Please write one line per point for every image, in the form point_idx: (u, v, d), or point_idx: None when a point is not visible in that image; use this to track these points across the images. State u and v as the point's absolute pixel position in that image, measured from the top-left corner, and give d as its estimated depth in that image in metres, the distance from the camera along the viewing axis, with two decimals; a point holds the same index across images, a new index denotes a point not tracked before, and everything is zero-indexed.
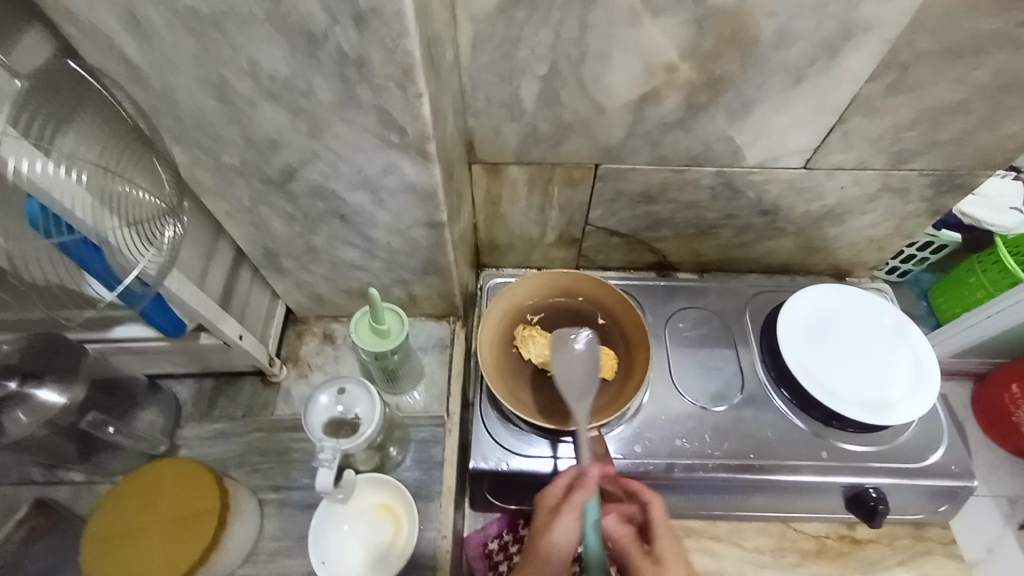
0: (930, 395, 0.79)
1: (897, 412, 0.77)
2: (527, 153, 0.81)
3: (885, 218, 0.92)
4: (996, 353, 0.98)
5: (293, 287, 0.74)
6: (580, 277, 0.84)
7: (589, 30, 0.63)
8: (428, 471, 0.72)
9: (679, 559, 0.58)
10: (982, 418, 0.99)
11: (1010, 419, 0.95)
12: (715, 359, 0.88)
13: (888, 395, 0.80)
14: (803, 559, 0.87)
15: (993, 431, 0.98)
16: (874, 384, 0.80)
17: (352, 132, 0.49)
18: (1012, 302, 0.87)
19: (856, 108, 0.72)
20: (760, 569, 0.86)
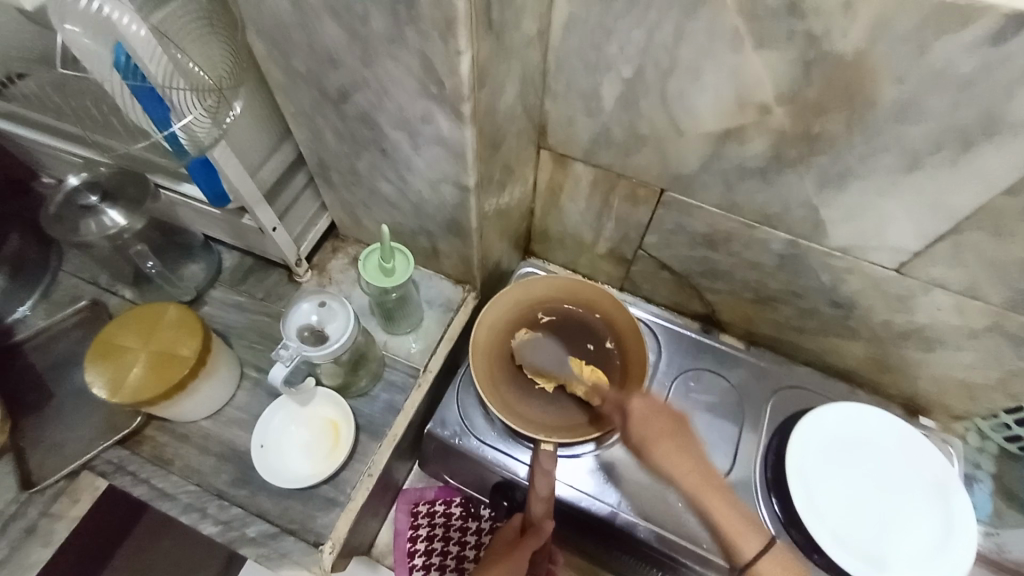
0: None
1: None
2: (595, 154, 0.78)
3: (986, 364, 0.77)
4: None
5: (338, 204, 0.80)
6: (603, 294, 0.82)
7: (684, 43, 0.58)
8: (384, 411, 0.75)
9: (687, 474, 0.66)
10: None
11: None
12: (714, 432, 0.80)
13: (899, 555, 0.67)
14: None
15: None
16: (886, 539, 0.68)
17: (398, 70, 0.51)
18: None
19: (977, 220, 0.60)
20: None
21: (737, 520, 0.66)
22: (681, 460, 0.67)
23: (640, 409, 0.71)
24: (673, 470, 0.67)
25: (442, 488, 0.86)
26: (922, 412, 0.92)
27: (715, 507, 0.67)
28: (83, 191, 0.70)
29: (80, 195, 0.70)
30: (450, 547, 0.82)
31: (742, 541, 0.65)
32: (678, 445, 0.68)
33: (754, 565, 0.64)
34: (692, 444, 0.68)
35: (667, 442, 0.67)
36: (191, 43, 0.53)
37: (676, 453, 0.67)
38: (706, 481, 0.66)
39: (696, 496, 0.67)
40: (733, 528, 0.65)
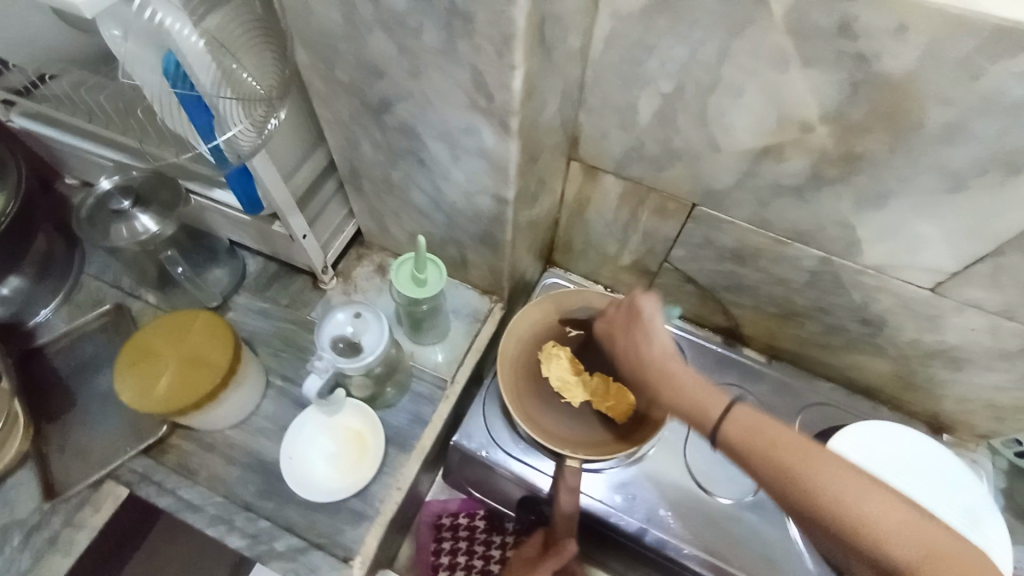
0: None
1: None
2: (626, 167, 0.78)
3: (1016, 385, 0.76)
4: None
5: (366, 212, 0.80)
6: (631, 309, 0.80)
7: (728, 61, 0.58)
8: (411, 423, 0.75)
9: (646, 345, 0.63)
10: None
11: None
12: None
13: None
14: None
15: None
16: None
17: (446, 83, 0.51)
18: None
19: (1019, 243, 0.60)
20: None
21: (693, 389, 0.59)
22: (632, 336, 0.64)
23: (610, 314, 0.68)
24: (626, 361, 0.65)
25: (465, 500, 0.86)
26: (947, 431, 0.92)
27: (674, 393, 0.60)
28: (116, 195, 0.69)
29: (112, 200, 0.69)
30: (474, 560, 0.81)
31: (704, 410, 0.58)
32: (625, 331, 0.65)
33: (723, 424, 0.56)
34: (642, 329, 0.63)
35: (623, 329, 0.65)
36: (248, 52, 0.52)
37: (633, 341, 0.64)
38: (641, 357, 0.63)
39: (651, 383, 0.61)
40: (690, 400, 0.59)
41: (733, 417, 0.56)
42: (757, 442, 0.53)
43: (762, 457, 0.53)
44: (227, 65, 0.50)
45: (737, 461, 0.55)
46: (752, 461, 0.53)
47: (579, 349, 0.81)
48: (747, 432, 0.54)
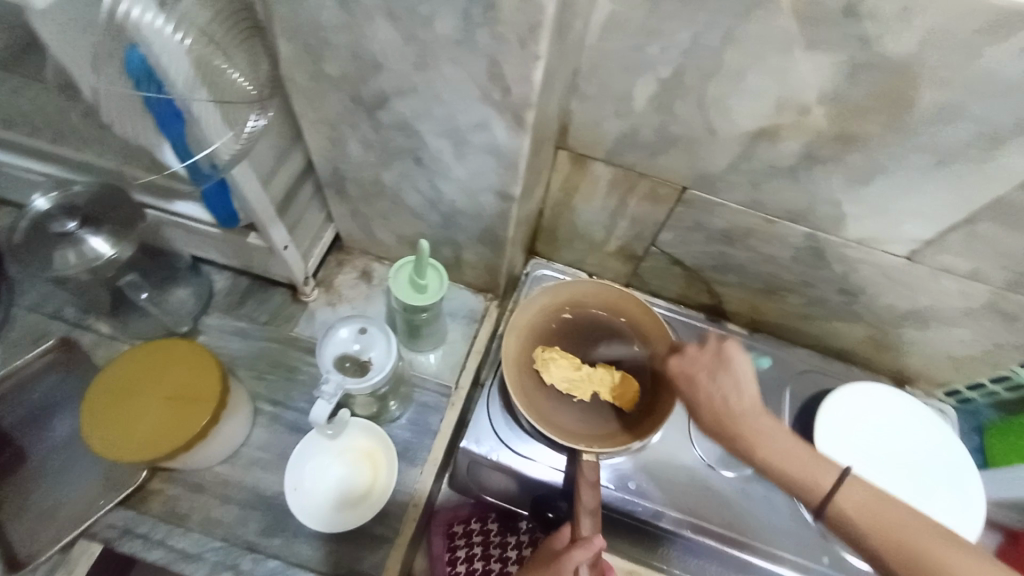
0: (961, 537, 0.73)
1: None
2: (618, 155, 0.77)
3: (976, 339, 0.84)
4: None
5: (349, 216, 0.74)
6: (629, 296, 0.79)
7: (730, 45, 0.58)
8: (418, 435, 0.71)
9: (735, 397, 0.58)
10: None
11: None
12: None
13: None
14: None
15: None
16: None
17: (457, 76, 0.47)
18: None
19: (993, 211, 0.64)
20: None
21: (796, 455, 0.56)
22: (713, 386, 0.60)
23: (689, 360, 0.63)
24: (704, 408, 0.60)
25: (475, 504, 0.81)
26: (910, 383, 1.00)
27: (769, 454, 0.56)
28: (60, 217, 0.61)
29: (54, 222, 0.61)
30: (492, 564, 0.77)
31: (818, 483, 0.54)
32: (709, 372, 0.61)
33: (838, 497, 0.53)
34: (726, 376, 0.59)
35: (707, 377, 0.61)
36: (232, 50, 0.47)
37: (712, 392, 0.60)
38: (731, 411, 0.58)
39: (743, 444, 0.57)
40: (796, 468, 0.55)
41: (845, 492, 0.53)
42: (871, 515, 0.51)
43: (878, 534, 0.50)
44: (211, 63, 0.45)
45: (845, 535, 0.53)
46: (872, 542, 0.50)
47: (581, 341, 0.79)
48: (864, 506, 0.52)
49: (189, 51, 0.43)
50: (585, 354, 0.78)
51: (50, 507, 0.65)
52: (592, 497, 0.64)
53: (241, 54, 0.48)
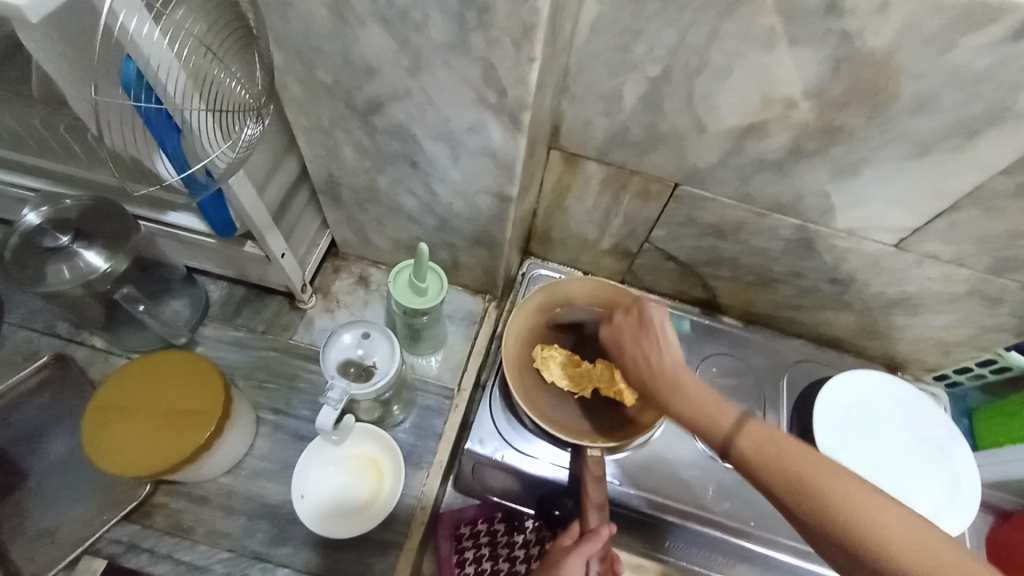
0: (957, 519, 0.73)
1: None
2: (609, 153, 0.78)
3: (962, 322, 0.86)
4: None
5: (344, 222, 0.74)
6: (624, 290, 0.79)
7: (715, 43, 0.59)
8: (422, 438, 0.71)
9: (655, 353, 0.61)
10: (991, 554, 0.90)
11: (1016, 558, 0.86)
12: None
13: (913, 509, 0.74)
14: None
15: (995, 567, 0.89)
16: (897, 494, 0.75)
17: (451, 80, 0.47)
18: None
19: (975, 198, 0.66)
20: None
21: (703, 400, 0.56)
22: (635, 348, 0.63)
23: (614, 327, 0.67)
24: (633, 369, 0.62)
25: (481, 505, 0.80)
26: (900, 369, 1.02)
27: (679, 400, 0.57)
28: (50, 230, 0.60)
29: (47, 236, 0.60)
30: (500, 564, 0.76)
31: (716, 418, 0.54)
32: (636, 336, 0.64)
33: (734, 438, 0.52)
34: (648, 336, 0.63)
35: (631, 336, 0.64)
36: (230, 57, 0.47)
37: (631, 353, 0.63)
38: (653, 365, 0.60)
39: (655, 391, 0.59)
40: (701, 409, 0.55)
41: (743, 429, 0.52)
42: (766, 452, 0.50)
43: (768, 466, 0.49)
44: (208, 74, 0.47)
45: (749, 475, 0.51)
46: (759, 470, 0.50)
47: (580, 338, 0.80)
48: (759, 440, 0.51)
49: (187, 61, 0.44)
50: (585, 351, 0.79)
51: (50, 525, 0.64)
52: (597, 494, 0.66)
53: (238, 62, 0.48)
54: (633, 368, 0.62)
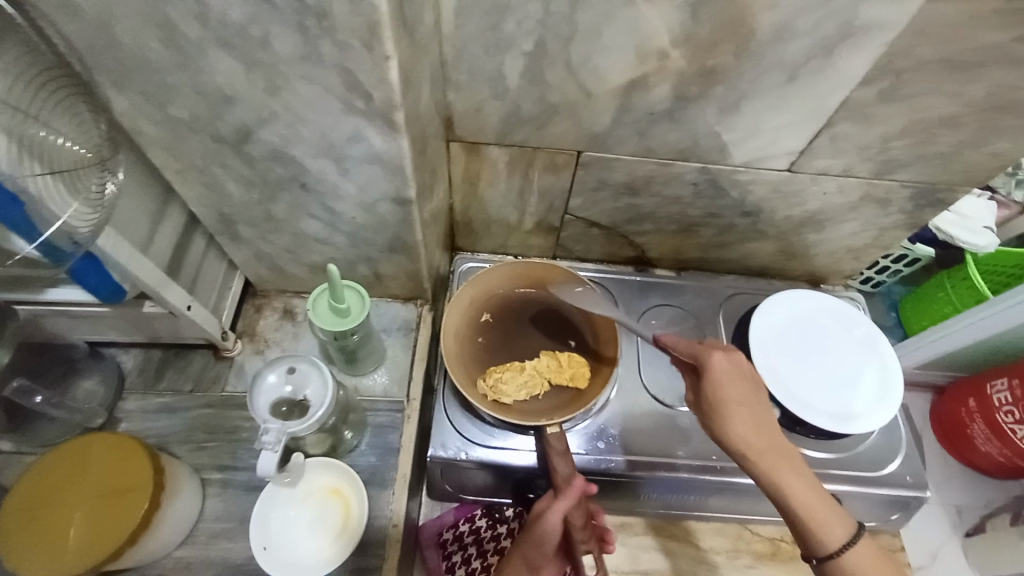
0: (890, 408, 0.79)
1: (856, 424, 0.77)
2: (508, 134, 0.77)
3: (864, 227, 0.92)
4: (950, 366, 1.10)
5: (252, 258, 0.70)
6: (548, 265, 0.79)
7: (580, 7, 0.59)
8: (383, 456, 0.68)
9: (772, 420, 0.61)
10: (938, 429, 1.12)
11: (958, 429, 1.07)
12: None
13: (851, 406, 0.79)
14: (757, 561, 0.83)
15: (944, 439, 1.11)
16: (836, 397, 0.80)
17: (312, 92, 0.45)
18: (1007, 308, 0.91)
19: (846, 113, 0.70)
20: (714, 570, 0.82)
21: (814, 495, 0.59)
22: (754, 403, 0.61)
23: (725, 367, 0.63)
24: (745, 426, 0.60)
25: (459, 507, 0.81)
26: (824, 282, 1.10)
27: (794, 477, 0.59)
28: None
29: None
30: (490, 559, 0.78)
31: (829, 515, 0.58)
32: (747, 391, 0.62)
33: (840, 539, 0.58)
34: (763, 396, 0.63)
35: (744, 390, 0.62)
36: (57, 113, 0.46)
37: (745, 408, 0.61)
38: (771, 430, 0.61)
39: (770, 468, 0.59)
40: (815, 498, 0.59)
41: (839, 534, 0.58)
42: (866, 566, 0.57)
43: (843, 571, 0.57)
44: (26, 134, 0.44)
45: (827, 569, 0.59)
46: None
47: (515, 325, 0.80)
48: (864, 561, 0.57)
49: None
50: (522, 335, 0.79)
51: None
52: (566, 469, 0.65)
53: (61, 115, 0.46)
54: (745, 428, 0.60)
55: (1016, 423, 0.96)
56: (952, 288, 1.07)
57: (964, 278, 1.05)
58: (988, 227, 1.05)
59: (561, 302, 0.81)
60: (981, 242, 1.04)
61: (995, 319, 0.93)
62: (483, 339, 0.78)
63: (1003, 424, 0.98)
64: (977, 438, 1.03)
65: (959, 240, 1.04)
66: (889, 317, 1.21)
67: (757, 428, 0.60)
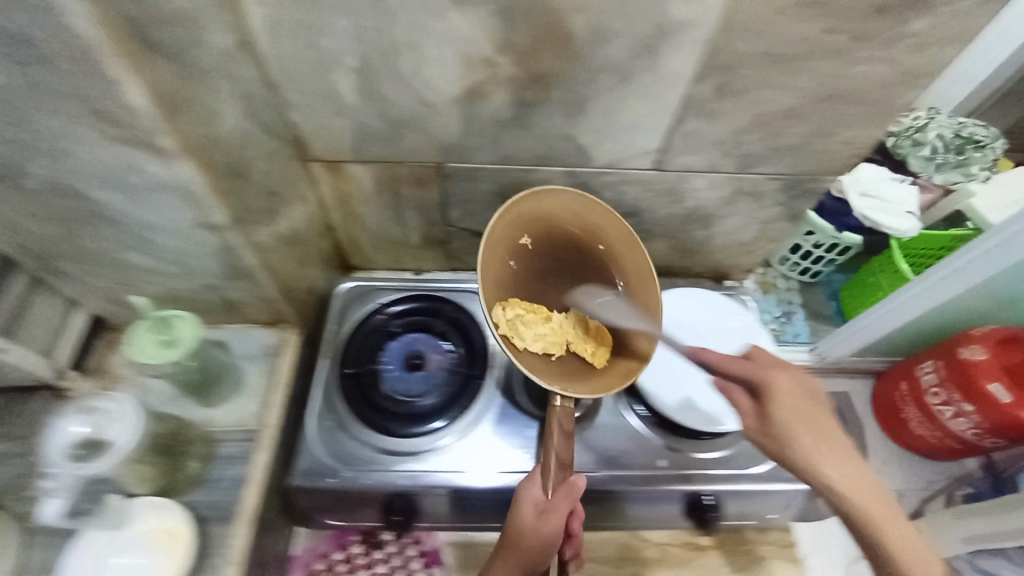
0: None
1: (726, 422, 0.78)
2: (364, 150, 0.76)
3: (748, 221, 0.92)
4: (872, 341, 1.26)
5: (89, 292, 0.69)
6: (608, 216, 0.79)
7: (391, 20, 0.58)
8: (227, 491, 0.67)
9: (822, 432, 0.62)
10: (879, 412, 1.28)
11: (894, 413, 1.23)
12: None
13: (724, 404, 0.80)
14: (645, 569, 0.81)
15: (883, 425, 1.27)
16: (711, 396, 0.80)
17: (58, 123, 0.44)
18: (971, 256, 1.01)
19: (691, 110, 0.69)
20: None
21: (885, 514, 0.57)
22: (802, 415, 0.63)
23: (788, 391, 0.65)
24: (832, 436, 0.62)
25: (334, 535, 0.79)
26: (727, 277, 1.10)
27: (863, 494, 0.58)
28: None
29: None
30: None
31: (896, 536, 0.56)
32: (812, 406, 0.64)
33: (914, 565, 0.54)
34: (833, 422, 0.63)
35: (808, 408, 0.64)
36: None
37: (829, 433, 0.62)
38: (825, 440, 0.62)
39: (853, 485, 0.58)
40: (887, 520, 0.56)
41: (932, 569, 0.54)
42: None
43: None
44: None
45: None
46: None
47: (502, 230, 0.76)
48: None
49: None
50: (510, 280, 0.76)
51: None
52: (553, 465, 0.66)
53: None
54: (825, 440, 0.62)
55: (941, 403, 1.14)
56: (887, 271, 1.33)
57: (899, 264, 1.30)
58: (904, 212, 1.28)
59: (602, 250, 0.81)
60: (905, 225, 1.28)
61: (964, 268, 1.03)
62: (513, 266, 0.77)
63: (931, 406, 1.15)
64: (911, 420, 1.19)
65: (882, 223, 1.27)
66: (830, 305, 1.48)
67: (805, 437, 0.62)
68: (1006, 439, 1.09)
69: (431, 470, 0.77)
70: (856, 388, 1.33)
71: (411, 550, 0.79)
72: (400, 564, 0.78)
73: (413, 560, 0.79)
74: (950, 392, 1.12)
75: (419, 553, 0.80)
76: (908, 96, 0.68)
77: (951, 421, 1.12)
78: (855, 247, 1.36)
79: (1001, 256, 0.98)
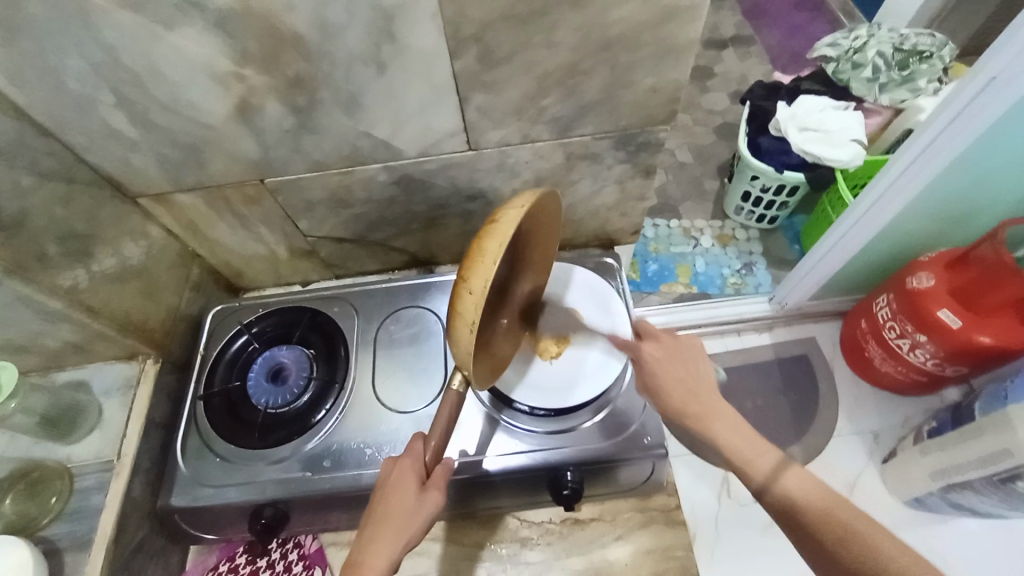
0: (610, 372, 0.78)
1: (573, 395, 0.77)
2: (180, 179, 0.77)
3: (602, 183, 0.90)
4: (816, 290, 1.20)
5: None
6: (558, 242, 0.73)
7: (119, 54, 0.58)
8: (85, 520, 0.73)
9: (692, 382, 0.64)
10: (843, 353, 1.23)
11: (855, 348, 1.19)
12: (423, 359, 0.87)
13: (575, 378, 0.79)
14: (524, 546, 0.87)
15: (851, 364, 1.21)
16: (565, 372, 0.80)
17: None
18: (885, 180, 0.95)
19: (468, 85, 0.67)
20: (478, 566, 0.85)
21: (742, 440, 0.60)
22: (669, 368, 0.65)
23: (656, 349, 0.67)
24: (687, 389, 0.64)
25: (224, 547, 0.85)
26: (617, 242, 1.08)
27: (716, 430, 0.61)
28: None
29: None
30: None
31: (756, 464, 0.58)
32: (677, 362, 0.66)
33: (772, 482, 0.56)
34: (698, 368, 0.65)
35: (673, 364, 0.65)
36: None
37: (683, 378, 0.64)
38: (689, 389, 0.63)
39: (704, 424, 0.62)
40: (742, 452, 0.59)
41: (785, 477, 0.56)
42: (798, 509, 0.54)
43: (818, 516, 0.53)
44: None
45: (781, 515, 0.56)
46: (790, 515, 0.55)
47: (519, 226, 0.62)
48: (805, 491, 0.55)
49: None
50: None
51: None
52: (432, 454, 0.64)
53: None
54: (678, 390, 0.63)
55: (899, 337, 1.06)
56: (830, 206, 1.27)
57: (838, 197, 1.24)
58: (845, 138, 1.21)
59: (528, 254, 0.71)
60: (844, 154, 1.20)
61: (890, 193, 0.96)
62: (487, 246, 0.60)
63: (890, 341, 1.08)
64: (875, 358, 1.14)
65: (823, 157, 1.20)
66: (791, 250, 1.42)
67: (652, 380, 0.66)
68: (969, 364, 1.01)
69: (286, 478, 0.77)
70: (820, 333, 1.27)
71: (293, 555, 0.84)
72: (282, 568, 0.83)
73: (295, 563, 0.84)
74: (904, 324, 1.04)
75: (302, 557, 0.84)
76: (689, 30, 0.64)
77: (911, 354, 1.06)
78: (803, 187, 1.28)
79: (929, 160, 0.89)
